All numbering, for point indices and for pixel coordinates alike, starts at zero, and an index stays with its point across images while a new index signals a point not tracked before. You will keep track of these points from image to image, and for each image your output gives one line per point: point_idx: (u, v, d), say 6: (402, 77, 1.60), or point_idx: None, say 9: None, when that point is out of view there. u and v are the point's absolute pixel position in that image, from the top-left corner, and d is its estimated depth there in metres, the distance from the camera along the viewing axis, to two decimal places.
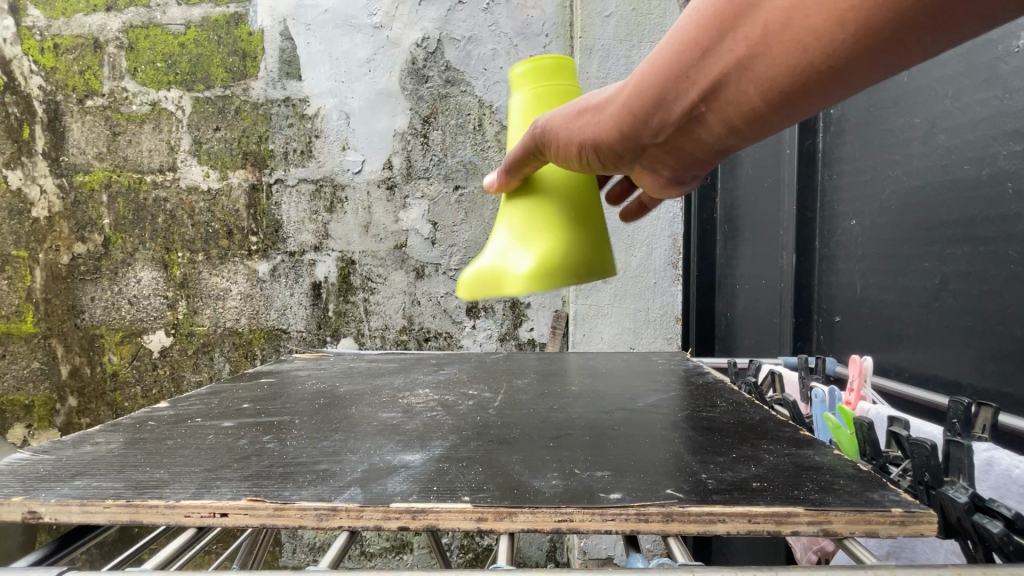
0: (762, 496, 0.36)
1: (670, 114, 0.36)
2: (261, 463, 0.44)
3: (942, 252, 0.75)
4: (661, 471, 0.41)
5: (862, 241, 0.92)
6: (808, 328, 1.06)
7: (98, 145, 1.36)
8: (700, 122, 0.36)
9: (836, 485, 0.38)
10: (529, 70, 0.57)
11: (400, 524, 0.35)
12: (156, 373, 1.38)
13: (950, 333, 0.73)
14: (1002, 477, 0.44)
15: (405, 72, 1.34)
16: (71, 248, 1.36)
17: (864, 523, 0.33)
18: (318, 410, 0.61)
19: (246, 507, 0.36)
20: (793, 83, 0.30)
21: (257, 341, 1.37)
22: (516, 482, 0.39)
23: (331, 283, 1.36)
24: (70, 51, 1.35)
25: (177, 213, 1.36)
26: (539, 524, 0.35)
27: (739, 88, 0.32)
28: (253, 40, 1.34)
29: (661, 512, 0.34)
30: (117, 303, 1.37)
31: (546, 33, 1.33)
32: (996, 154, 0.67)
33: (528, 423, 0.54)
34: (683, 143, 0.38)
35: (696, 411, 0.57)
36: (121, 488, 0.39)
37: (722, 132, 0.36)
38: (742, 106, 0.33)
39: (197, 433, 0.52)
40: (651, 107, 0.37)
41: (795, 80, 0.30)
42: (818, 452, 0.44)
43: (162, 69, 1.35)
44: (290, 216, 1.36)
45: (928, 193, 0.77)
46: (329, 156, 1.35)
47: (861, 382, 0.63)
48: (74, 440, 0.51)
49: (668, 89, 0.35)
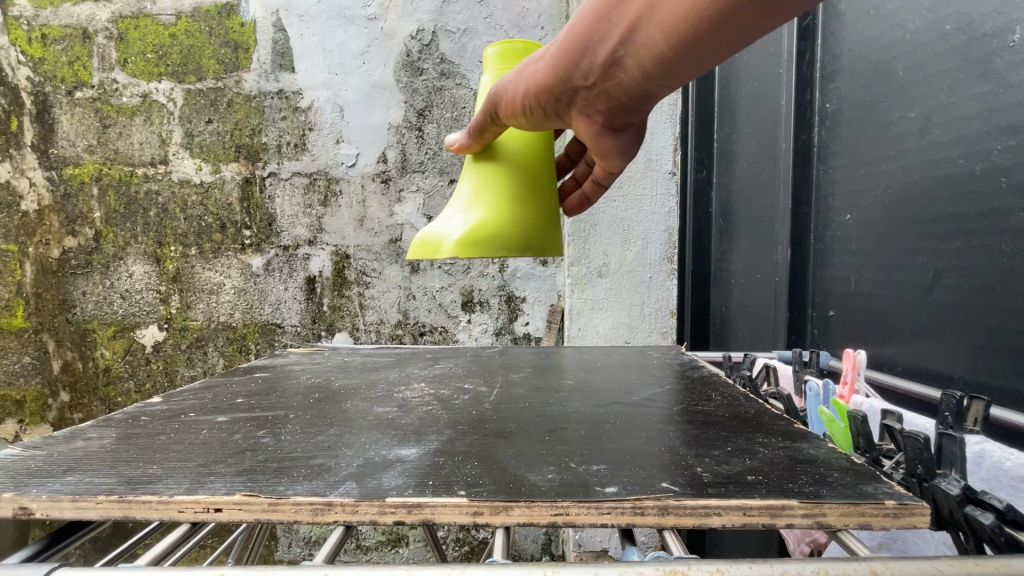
0: (757, 489, 0.36)
1: (601, 56, 0.42)
2: (256, 457, 0.44)
3: (935, 247, 0.75)
4: (657, 465, 0.41)
5: (857, 235, 0.92)
6: (802, 322, 1.06)
7: (88, 137, 1.34)
8: (624, 65, 0.41)
9: (829, 477, 0.38)
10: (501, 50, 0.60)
11: (396, 518, 0.35)
12: (149, 368, 1.37)
13: (942, 327, 0.74)
14: (993, 469, 0.45)
15: (399, 65, 1.32)
16: (62, 242, 1.35)
17: (858, 515, 0.34)
18: (313, 404, 0.60)
19: (240, 502, 0.36)
20: (696, 22, 0.35)
21: (251, 336, 1.36)
22: (513, 476, 0.39)
23: (326, 278, 1.35)
24: (58, 42, 1.33)
25: (170, 207, 1.35)
26: (535, 517, 0.35)
27: (650, 29, 0.38)
28: (246, 31, 1.33)
29: (657, 505, 0.34)
30: (109, 297, 1.36)
31: (541, 26, 1.32)
32: (990, 148, 0.67)
33: (524, 417, 0.54)
34: (612, 87, 0.44)
35: (690, 404, 0.58)
36: (113, 483, 0.39)
37: (643, 74, 0.41)
38: (656, 44, 0.38)
39: (191, 428, 0.52)
40: (586, 50, 0.42)
41: (698, 18, 0.35)
42: (812, 445, 0.44)
43: (152, 61, 1.33)
44: (284, 210, 1.35)
45: (922, 187, 0.78)
46: (324, 149, 1.34)
47: (854, 376, 0.63)
48: (67, 435, 0.50)
49: (595, 34, 0.41)
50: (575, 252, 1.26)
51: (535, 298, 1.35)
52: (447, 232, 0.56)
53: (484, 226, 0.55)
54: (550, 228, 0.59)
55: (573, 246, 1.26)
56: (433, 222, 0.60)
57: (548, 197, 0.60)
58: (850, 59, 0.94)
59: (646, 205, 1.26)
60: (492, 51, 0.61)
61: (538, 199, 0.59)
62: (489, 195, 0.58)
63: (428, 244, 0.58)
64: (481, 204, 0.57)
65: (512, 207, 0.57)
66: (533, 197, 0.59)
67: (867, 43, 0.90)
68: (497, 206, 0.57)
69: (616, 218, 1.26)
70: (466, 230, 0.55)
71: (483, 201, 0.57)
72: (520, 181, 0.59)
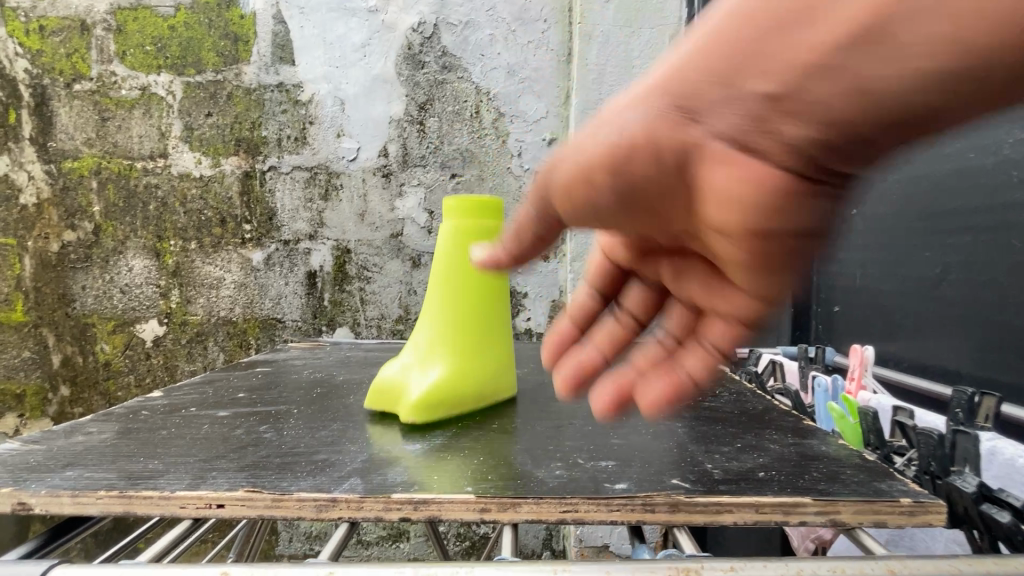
0: (768, 486, 0.36)
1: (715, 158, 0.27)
2: (258, 452, 0.43)
3: (943, 242, 0.74)
4: (666, 462, 0.40)
5: (863, 230, 0.91)
6: (806, 318, 1.06)
7: (87, 130, 1.33)
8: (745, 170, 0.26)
9: (842, 474, 0.37)
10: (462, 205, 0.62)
11: (402, 514, 0.35)
12: (149, 362, 1.36)
13: (950, 323, 0.73)
14: (1005, 466, 0.44)
15: (400, 57, 1.31)
16: (61, 235, 1.34)
17: (872, 513, 0.33)
18: (316, 399, 0.60)
19: (243, 498, 0.35)
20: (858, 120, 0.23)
21: (252, 331, 1.36)
22: (519, 472, 0.39)
23: (326, 273, 1.34)
24: (56, 34, 1.31)
25: (169, 201, 1.33)
26: (544, 514, 0.34)
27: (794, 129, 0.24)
28: (246, 24, 1.31)
29: (667, 502, 0.34)
30: (109, 292, 1.35)
31: (544, 19, 1.30)
32: (1001, 141, 0.66)
33: (528, 412, 0.54)
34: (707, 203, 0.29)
35: (697, 400, 0.57)
36: (114, 478, 0.38)
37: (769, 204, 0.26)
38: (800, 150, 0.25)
39: (192, 422, 0.51)
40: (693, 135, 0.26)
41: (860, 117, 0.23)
42: (822, 442, 0.44)
43: (151, 53, 1.32)
44: (285, 205, 1.34)
45: (931, 181, 0.77)
46: (324, 143, 1.33)
47: (862, 371, 0.63)
48: (67, 429, 0.49)
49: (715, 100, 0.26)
50: (577, 247, 1.25)
51: (537, 293, 1.34)
52: (408, 387, 0.53)
53: (446, 384, 0.53)
54: (501, 365, 0.60)
55: (576, 241, 1.25)
56: (387, 367, 0.56)
57: (498, 340, 0.61)
58: None
59: None
60: (464, 208, 0.61)
61: (491, 345, 0.60)
62: (448, 345, 0.57)
63: (390, 394, 0.53)
64: (444, 356, 0.56)
65: (473, 359, 0.57)
66: (487, 346, 0.59)
67: None
68: (456, 358, 0.56)
69: None
70: (429, 388, 0.52)
71: (443, 353, 0.56)
72: (476, 329, 0.59)
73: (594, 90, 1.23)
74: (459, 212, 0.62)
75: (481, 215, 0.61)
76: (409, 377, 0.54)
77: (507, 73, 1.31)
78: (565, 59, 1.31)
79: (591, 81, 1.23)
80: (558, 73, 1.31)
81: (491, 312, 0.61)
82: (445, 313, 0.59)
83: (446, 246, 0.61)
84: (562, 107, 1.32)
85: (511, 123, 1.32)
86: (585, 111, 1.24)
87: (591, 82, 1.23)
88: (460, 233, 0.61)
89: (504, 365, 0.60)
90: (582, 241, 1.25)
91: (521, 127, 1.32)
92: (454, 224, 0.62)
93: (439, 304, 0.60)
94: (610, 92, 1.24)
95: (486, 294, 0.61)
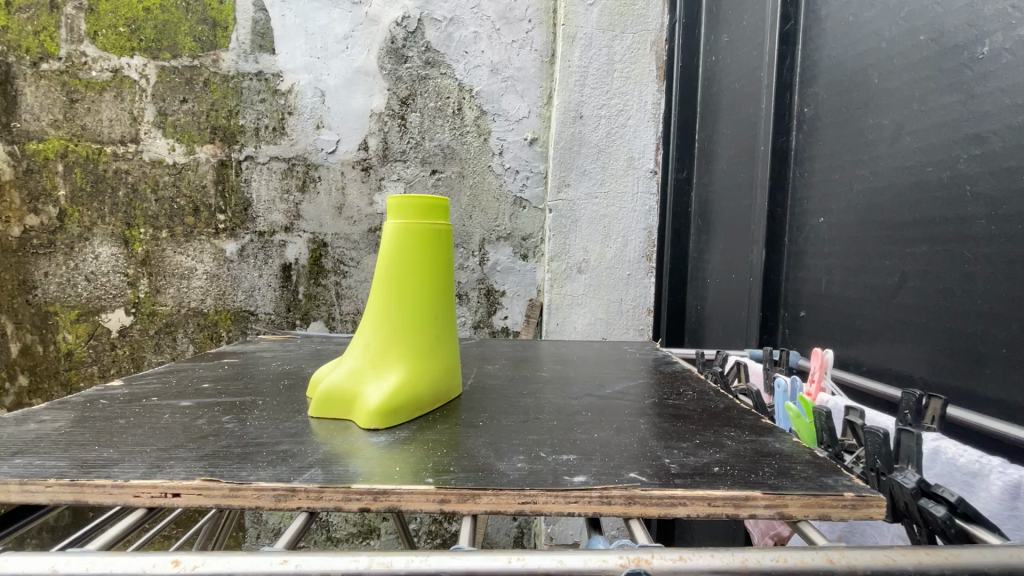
0: (722, 480, 0.37)
1: None
2: (218, 442, 0.43)
3: (902, 251, 0.77)
4: (626, 456, 0.41)
5: (829, 237, 0.94)
6: (774, 322, 1.08)
7: (53, 112, 1.28)
8: None
9: (792, 469, 0.39)
10: (406, 204, 0.58)
11: (361, 505, 0.35)
12: (114, 353, 1.32)
13: (906, 329, 0.76)
14: (947, 465, 0.47)
15: (382, 52, 1.30)
16: (23, 219, 1.29)
17: (818, 506, 0.34)
18: (283, 391, 0.59)
19: (199, 487, 0.35)
20: None
21: (222, 323, 1.33)
22: (482, 464, 0.39)
23: (302, 265, 1.32)
24: (23, 11, 1.27)
25: (140, 187, 1.30)
26: (503, 505, 0.34)
27: None
28: (224, 10, 1.29)
29: (624, 494, 0.35)
30: (73, 279, 1.31)
31: (528, 19, 1.31)
32: (957, 157, 0.69)
33: (497, 406, 0.55)
34: None
35: (662, 398, 0.58)
36: (66, 466, 0.37)
37: None
38: None
39: (154, 412, 0.50)
40: None
41: None
42: (777, 439, 0.45)
43: (124, 35, 1.28)
44: (261, 195, 1.32)
45: (891, 194, 0.80)
46: (303, 134, 1.31)
47: (821, 373, 0.65)
48: (20, 417, 0.48)
49: None
50: (556, 246, 1.26)
51: (515, 292, 1.35)
52: (363, 393, 0.51)
53: (403, 386, 0.51)
54: (453, 365, 0.58)
55: (554, 242, 1.26)
56: (334, 372, 0.53)
57: (450, 335, 0.59)
58: (829, 64, 0.96)
59: (627, 202, 1.27)
60: (405, 202, 0.58)
61: (442, 344, 0.57)
62: (399, 346, 0.55)
63: (342, 401, 0.51)
64: (397, 361, 0.53)
65: (425, 361, 0.54)
66: (438, 343, 0.57)
67: (846, 49, 0.91)
68: (410, 357, 0.54)
69: (598, 214, 1.26)
70: (388, 390, 0.50)
71: (396, 355, 0.54)
72: (427, 324, 0.56)
73: (576, 91, 1.24)
74: (402, 211, 0.58)
75: (424, 212, 0.58)
76: (363, 382, 0.52)
77: (491, 71, 1.31)
78: (547, 59, 1.32)
79: (574, 82, 1.24)
80: (541, 73, 1.32)
81: (440, 306, 0.58)
82: (392, 312, 0.56)
83: (392, 246, 0.58)
84: (544, 107, 1.33)
85: (492, 122, 1.32)
86: (567, 112, 1.25)
87: (573, 83, 1.24)
88: (403, 231, 0.58)
89: (455, 365, 0.58)
90: (561, 241, 1.26)
91: (503, 126, 1.32)
92: (395, 222, 0.58)
93: (384, 304, 0.57)
94: (591, 93, 1.25)
95: (436, 290, 0.58)
